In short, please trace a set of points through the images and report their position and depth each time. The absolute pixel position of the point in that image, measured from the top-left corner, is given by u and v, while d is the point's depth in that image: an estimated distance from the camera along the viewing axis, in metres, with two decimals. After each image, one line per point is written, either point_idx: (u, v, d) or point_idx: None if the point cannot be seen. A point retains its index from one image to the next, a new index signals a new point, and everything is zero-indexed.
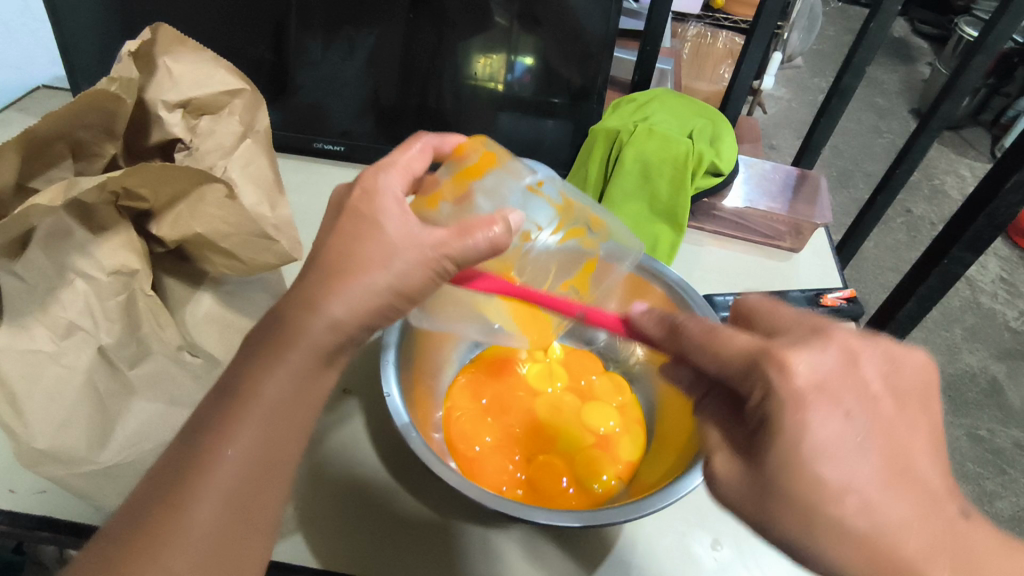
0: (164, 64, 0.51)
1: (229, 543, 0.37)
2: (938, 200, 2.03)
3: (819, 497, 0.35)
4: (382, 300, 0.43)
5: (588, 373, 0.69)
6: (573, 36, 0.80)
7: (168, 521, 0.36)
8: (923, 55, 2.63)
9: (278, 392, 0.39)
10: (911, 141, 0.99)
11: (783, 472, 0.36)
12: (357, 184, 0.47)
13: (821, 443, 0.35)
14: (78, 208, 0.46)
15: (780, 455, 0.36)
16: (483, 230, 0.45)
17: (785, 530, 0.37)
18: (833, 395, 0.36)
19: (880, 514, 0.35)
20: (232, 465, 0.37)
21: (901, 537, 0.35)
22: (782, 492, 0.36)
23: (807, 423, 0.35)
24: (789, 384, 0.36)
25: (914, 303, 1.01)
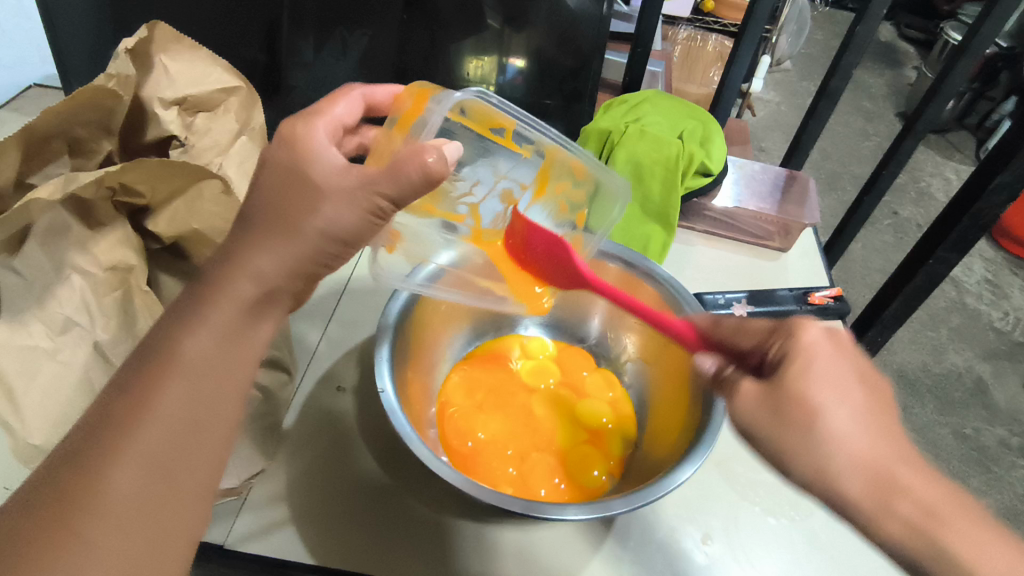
0: (162, 63, 0.52)
1: (154, 496, 0.34)
2: (924, 203, 2.06)
3: (812, 405, 0.39)
4: (312, 244, 0.41)
5: (581, 369, 0.71)
6: (567, 38, 0.81)
7: (84, 484, 0.33)
8: (911, 59, 2.67)
9: (202, 347, 0.38)
10: (897, 142, 1.00)
11: (790, 391, 0.40)
12: (298, 129, 0.44)
13: (824, 369, 0.40)
14: (78, 203, 0.46)
15: (792, 386, 0.40)
16: (413, 161, 0.41)
17: (779, 442, 0.40)
18: (841, 342, 0.42)
19: (864, 429, 0.39)
20: (155, 418, 0.35)
21: (882, 454, 0.39)
22: (789, 403, 0.40)
23: (812, 348, 0.41)
24: (804, 335, 0.42)
25: (900, 303, 1.03)
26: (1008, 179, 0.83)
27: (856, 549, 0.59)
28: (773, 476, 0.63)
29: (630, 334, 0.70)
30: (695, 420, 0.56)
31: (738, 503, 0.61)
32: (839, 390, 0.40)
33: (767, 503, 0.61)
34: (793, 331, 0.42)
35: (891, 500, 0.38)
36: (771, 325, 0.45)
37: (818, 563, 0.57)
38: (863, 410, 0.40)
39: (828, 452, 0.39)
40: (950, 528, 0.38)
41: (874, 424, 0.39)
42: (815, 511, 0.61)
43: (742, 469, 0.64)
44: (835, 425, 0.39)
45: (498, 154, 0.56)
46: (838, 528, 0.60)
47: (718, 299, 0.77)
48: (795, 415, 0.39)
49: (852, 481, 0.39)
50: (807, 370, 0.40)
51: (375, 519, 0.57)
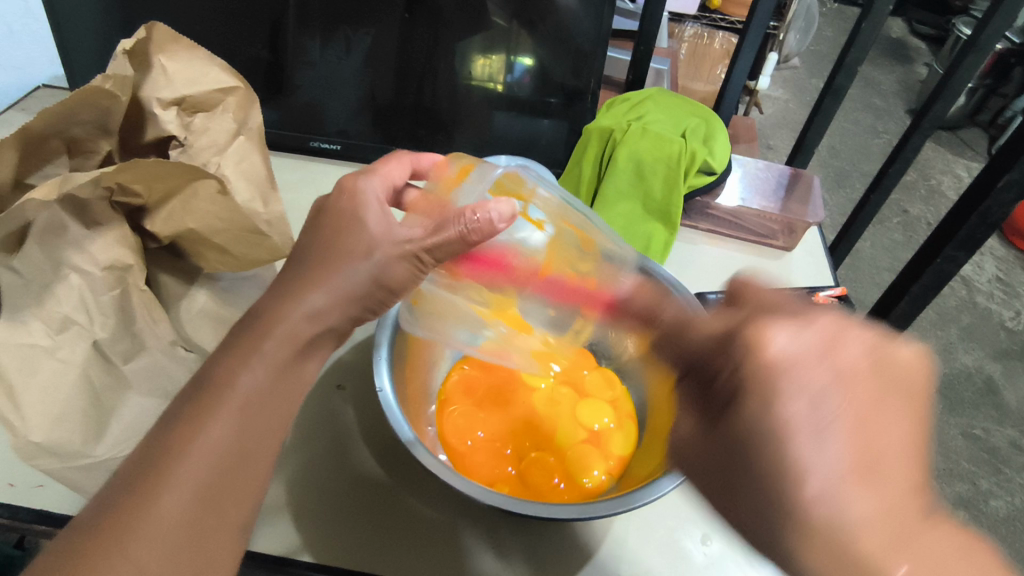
0: (160, 63, 0.52)
1: (200, 527, 0.35)
2: (934, 201, 2.04)
3: (782, 467, 0.33)
4: (361, 288, 0.45)
5: (581, 368, 0.69)
6: (569, 36, 0.81)
7: (137, 509, 0.34)
8: (921, 55, 2.64)
9: (256, 380, 0.39)
10: (903, 140, 0.99)
11: (746, 435, 0.34)
12: (358, 186, 0.50)
13: (789, 417, 0.33)
14: (74, 203, 0.47)
15: (743, 434, 0.35)
16: (454, 224, 0.46)
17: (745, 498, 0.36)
18: (800, 369, 0.33)
19: (842, 496, 0.32)
20: (208, 450, 0.36)
21: (861, 527, 0.32)
22: (744, 455, 0.35)
23: (779, 395, 0.33)
24: (765, 355, 0.34)
25: (907, 302, 1.01)
26: (1017, 176, 0.81)
27: None
28: None
29: None
30: None
31: None
32: (811, 443, 0.33)
33: None
34: (749, 348, 0.35)
35: None
36: (727, 330, 0.37)
37: None
38: (845, 464, 0.32)
39: (806, 526, 0.33)
40: None
41: (846, 486, 0.32)
42: None
43: None
44: (810, 486, 0.33)
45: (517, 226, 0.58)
46: None
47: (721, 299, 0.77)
48: (751, 468, 0.35)
49: (820, 555, 0.33)
50: (767, 408, 0.33)
51: (378, 517, 0.57)
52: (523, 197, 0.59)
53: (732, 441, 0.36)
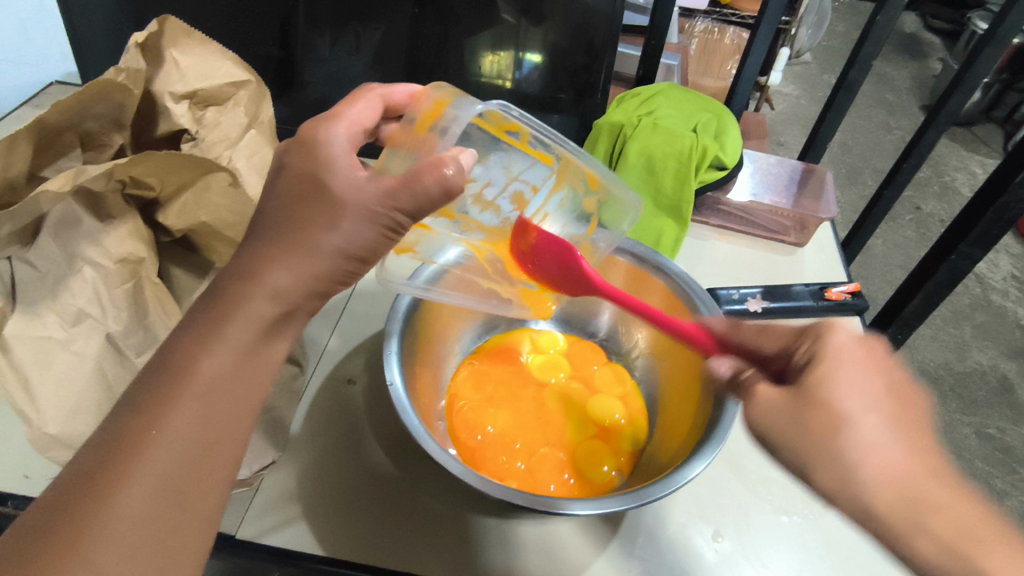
0: (173, 57, 0.52)
1: (162, 522, 0.34)
2: (948, 197, 2.02)
3: (836, 419, 0.38)
4: (329, 263, 0.42)
5: (591, 364, 0.70)
6: (582, 29, 0.80)
7: (94, 505, 0.33)
8: (936, 50, 2.61)
9: (218, 367, 0.38)
10: (918, 135, 0.98)
11: (816, 395, 0.38)
12: (324, 136, 0.46)
13: (847, 377, 0.38)
14: (86, 195, 0.48)
15: (814, 390, 0.39)
16: (431, 174, 0.42)
17: (801, 456, 0.38)
18: (860, 350, 0.39)
19: (890, 436, 0.37)
20: (166, 444, 0.35)
21: (916, 468, 0.37)
22: (812, 411, 0.38)
23: (842, 364, 0.39)
24: (831, 339, 0.40)
25: (921, 300, 1.00)
26: None
27: (871, 548, 0.58)
28: (786, 474, 0.62)
29: (638, 330, 0.70)
30: (705, 417, 0.56)
31: (750, 501, 0.60)
32: (863, 396, 0.38)
33: (780, 501, 0.60)
34: (819, 334, 0.41)
35: (916, 534, 0.36)
36: (801, 329, 0.44)
37: (830, 562, 0.56)
38: (895, 419, 0.38)
39: (857, 466, 0.37)
40: (985, 548, 0.36)
41: (904, 441, 0.37)
42: (828, 510, 0.60)
43: (754, 466, 0.63)
44: (860, 432, 0.37)
45: (514, 157, 0.55)
46: (852, 526, 0.59)
47: (732, 294, 0.76)
48: (814, 425, 0.38)
49: (883, 500, 0.37)
50: (827, 384, 0.38)
51: (382, 513, 0.57)
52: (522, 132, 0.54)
53: (800, 418, 0.38)
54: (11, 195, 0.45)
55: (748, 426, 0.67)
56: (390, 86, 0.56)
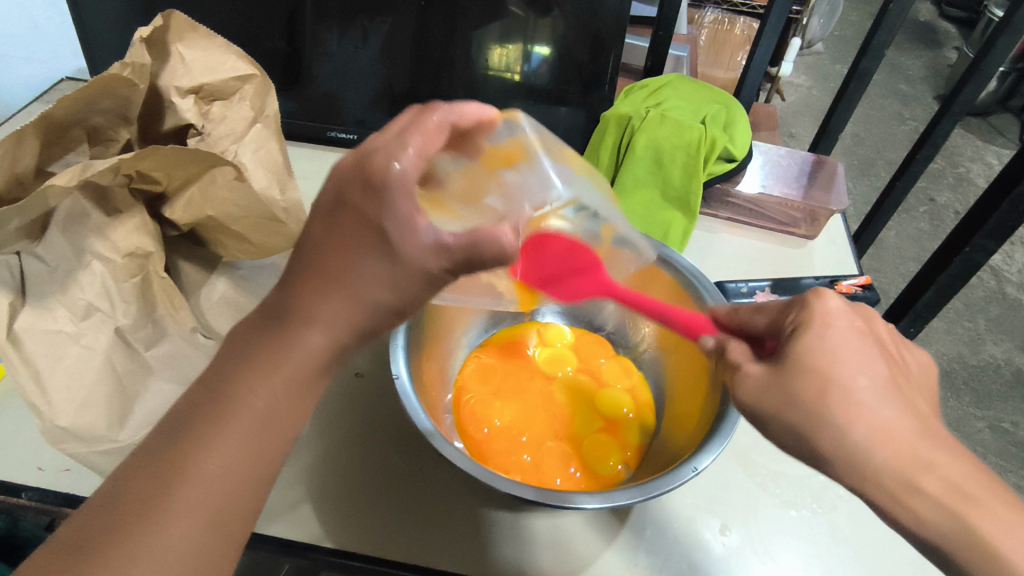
0: (178, 51, 0.52)
1: (204, 551, 0.35)
2: (962, 188, 1.99)
3: (831, 385, 0.40)
4: None
5: (598, 357, 0.70)
6: (587, 22, 0.79)
7: (144, 533, 0.34)
8: (951, 38, 2.57)
9: (269, 398, 0.38)
10: (932, 124, 0.96)
11: (802, 367, 0.41)
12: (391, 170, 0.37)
13: (837, 345, 0.41)
14: (95, 190, 0.47)
15: (806, 363, 0.41)
16: (492, 235, 0.39)
17: (791, 415, 0.41)
18: (831, 323, 0.42)
19: (886, 403, 0.40)
20: (215, 473, 0.36)
21: (904, 432, 0.39)
22: (800, 379, 0.41)
23: (828, 333, 0.41)
24: (820, 306, 0.43)
25: (934, 292, 0.99)
26: None
27: (881, 541, 0.57)
28: (794, 468, 0.62)
29: (648, 323, 0.69)
30: (711, 410, 0.55)
31: (758, 495, 0.60)
32: (854, 365, 0.40)
33: (788, 495, 0.60)
34: (807, 302, 0.44)
35: (917, 481, 0.39)
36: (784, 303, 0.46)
37: (839, 556, 0.56)
38: (885, 380, 0.41)
39: (848, 429, 0.39)
40: (981, 504, 0.38)
41: (895, 404, 0.40)
42: (838, 504, 0.60)
43: (762, 460, 0.63)
44: (859, 397, 0.40)
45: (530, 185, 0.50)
46: (861, 521, 0.58)
47: (741, 288, 0.76)
48: (807, 393, 0.40)
49: (874, 454, 0.39)
50: (821, 351, 0.41)
51: (396, 505, 0.58)
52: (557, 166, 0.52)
53: (785, 382, 0.41)
54: (20, 189, 0.45)
55: None
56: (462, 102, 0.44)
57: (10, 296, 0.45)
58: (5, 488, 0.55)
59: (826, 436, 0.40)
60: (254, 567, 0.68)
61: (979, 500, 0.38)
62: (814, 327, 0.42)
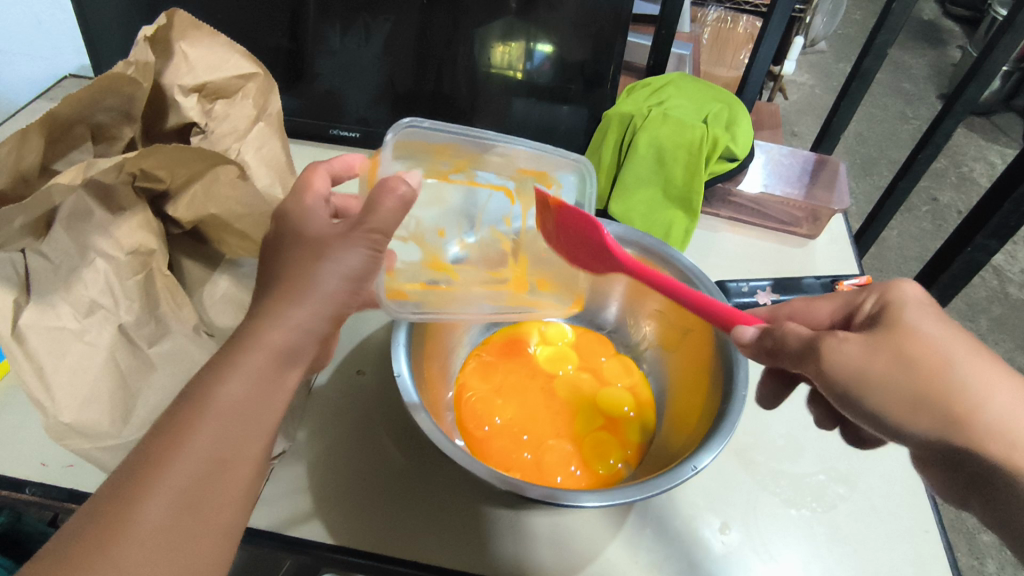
0: (182, 49, 0.52)
1: (175, 536, 0.35)
2: (965, 188, 1.98)
3: (936, 361, 0.41)
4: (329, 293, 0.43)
5: (599, 356, 0.71)
6: (589, 19, 0.79)
7: (118, 520, 0.34)
8: (955, 37, 2.56)
9: (234, 395, 0.39)
10: (935, 124, 0.96)
11: (905, 336, 0.42)
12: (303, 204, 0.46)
13: (926, 321, 0.43)
14: (99, 187, 0.48)
15: (903, 336, 0.42)
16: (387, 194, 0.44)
17: (898, 382, 0.41)
18: (920, 304, 0.44)
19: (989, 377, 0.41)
20: (191, 459, 0.36)
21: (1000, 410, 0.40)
22: (901, 353, 0.42)
23: (915, 310, 0.44)
24: (903, 292, 0.45)
25: (936, 292, 0.99)
26: None
27: (881, 542, 0.57)
28: (794, 466, 0.62)
29: (648, 322, 0.70)
30: (713, 409, 0.55)
31: (758, 493, 0.60)
32: (947, 336, 0.42)
33: (788, 495, 0.60)
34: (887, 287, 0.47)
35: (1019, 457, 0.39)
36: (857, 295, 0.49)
37: (838, 555, 0.56)
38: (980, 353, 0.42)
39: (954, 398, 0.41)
40: None
41: (995, 377, 0.41)
42: (838, 503, 0.60)
43: (763, 459, 0.63)
44: (963, 375, 0.41)
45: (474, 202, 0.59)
46: (861, 521, 0.59)
47: (742, 287, 0.76)
48: (916, 363, 0.41)
49: (975, 426, 0.40)
50: (914, 329, 0.42)
51: (394, 502, 0.58)
52: (466, 169, 0.58)
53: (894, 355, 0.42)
54: (25, 187, 0.45)
55: (756, 419, 0.66)
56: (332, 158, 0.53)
57: (14, 293, 0.46)
58: (9, 484, 0.55)
59: (929, 407, 0.41)
60: (255, 562, 0.69)
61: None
62: (905, 303, 0.44)
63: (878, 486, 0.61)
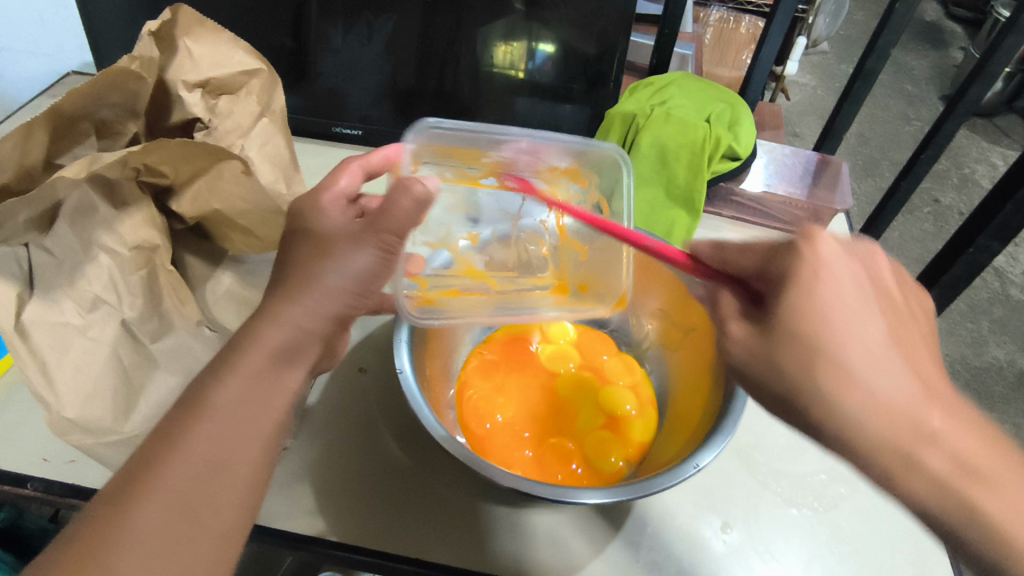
0: (185, 46, 0.52)
1: (176, 536, 0.35)
2: (967, 189, 1.98)
3: (819, 356, 0.37)
4: (331, 289, 0.43)
5: (602, 354, 0.70)
6: (593, 18, 0.79)
7: (121, 521, 0.34)
8: (957, 39, 2.56)
9: (231, 393, 0.39)
10: (936, 126, 0.96)
11: (789, 323, 0.37)
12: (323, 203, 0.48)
13: (830, 299, 0.37)
14: (102, 182, 0.48)
15: (791, 323, 0.37)
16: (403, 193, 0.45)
17: (782, 378, 0.38)
18: (825, 274, 0.38)
19: (885, 368, 0.37)
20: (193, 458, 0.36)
21: (894, 411, 0.36)
22: (788, 345, 0.38)
23: (819, 284, 0.37)
24: (814, 253, 0.39)
25: (938, 293, 0.99)
26: None
27: (882, 542, 0.57)
28: (796, 467, 0.62)
29: (650, 320, 0.70)
30: (714, 408, 0.55)
31: (760, 493, 0.60)
32: (847, 320, 0.37)
33: (790, 494, 0.60)
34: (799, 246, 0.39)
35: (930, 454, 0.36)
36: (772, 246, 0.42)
37: (840, 555, 0.56)
38: (885, 337, 0.37)
39: (841, 399, 0.36)
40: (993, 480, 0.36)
41: (892, 366, 0.37)
42: (839, 503, 0.60)
43: (765, 459, 0.63)
44: (858, 370, 0.36)
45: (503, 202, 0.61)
46: (863, 522, 0.59)
47: None
48: (795, 356, 0.37)
49: (868, 428, 0.36)
50: (803, 311, 0.37)
51: (394, 500, 0.58)
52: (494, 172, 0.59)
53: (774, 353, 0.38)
54: (29, 181, 0.45)
55: (758, 419, 0.66)
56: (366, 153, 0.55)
57: (19, 288, 0.46)
58: (10, 479, 0.55)
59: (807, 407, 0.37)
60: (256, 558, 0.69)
61: (990, 480, 0.36)
62: (820, 278, 0.38)
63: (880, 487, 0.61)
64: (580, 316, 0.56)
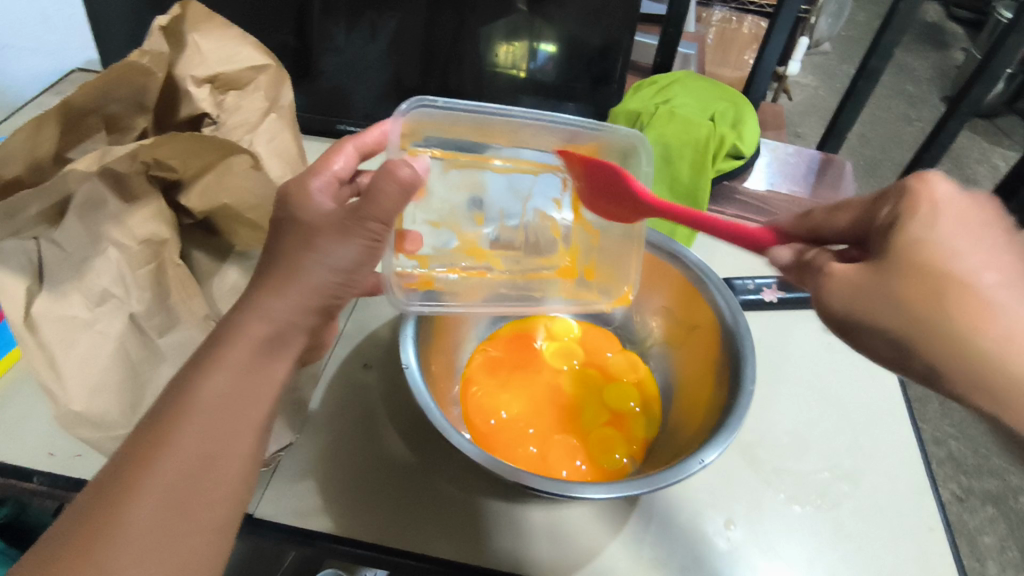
0: (194, 41, 0.53)
1: (168, 530, 0.35)
2: (969, 190, 1.98)
3: (939, 297, 0.35)
4: (320, 278, 0.43)
5: (605, 351, 0.71)
6: (597, 16, 0.79)
7: (111, 514, 0.35)
8: (959, 40, 2.56)
9: (217, 386, 0.39)
10: (939, 126, 0.96)
11: (907, 261, 0.36)
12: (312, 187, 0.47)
13: (953, 238, 0.35)
14: (112, 177, 0.47)
15: (911, 258, 0.36)
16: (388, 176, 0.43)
17: (902, 319, 0.36)
18: (960, 211, 0.36)
19: (1018, 310, 0.34)
20: (185, 451, 0.37)
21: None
22: (904, 281, 0.36)
23: (938, 224, 0.36)
24: (933, 190, 0.37)
25: None
26: None
27: (883, 539, 0.57)
28: (799, 464, 0.62)
29: (655, 318, 0.70)
30: (719, 405, 0.56)
31: (763, 490, 0.60)
32: (978, 253, 0.35)
33: (793, 491, 0.60)
34: (915, 184, 0.38)
35: None
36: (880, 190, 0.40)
37: (842, 552, 0.56)
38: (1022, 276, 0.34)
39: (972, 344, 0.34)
40: None
41: None
42: (842, 500, 0.60)
43: (767, 456, 0.63)
44: (987, 309, 0.34)
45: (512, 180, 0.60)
46: (865, 520, 0.59)
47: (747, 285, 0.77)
48: (918, 298, 0.35)
49: (997, 377, 0.34)
50: (924, 248, 0.35)
51: (398, 496, 0.58)
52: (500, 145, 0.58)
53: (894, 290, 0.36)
54: (39, 174, 0.45)
55: (761, 417, 0.66)
56: (362, 132, 0.54)
57: (26, 282, 0.46)
58: (15, 473, 0.55)
59: (936, 355, 0.35)
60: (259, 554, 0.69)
61: None
62: (928, 214, 0.36)
63: (882, 484, 0.62)
64: (585, 308, 0.59)
